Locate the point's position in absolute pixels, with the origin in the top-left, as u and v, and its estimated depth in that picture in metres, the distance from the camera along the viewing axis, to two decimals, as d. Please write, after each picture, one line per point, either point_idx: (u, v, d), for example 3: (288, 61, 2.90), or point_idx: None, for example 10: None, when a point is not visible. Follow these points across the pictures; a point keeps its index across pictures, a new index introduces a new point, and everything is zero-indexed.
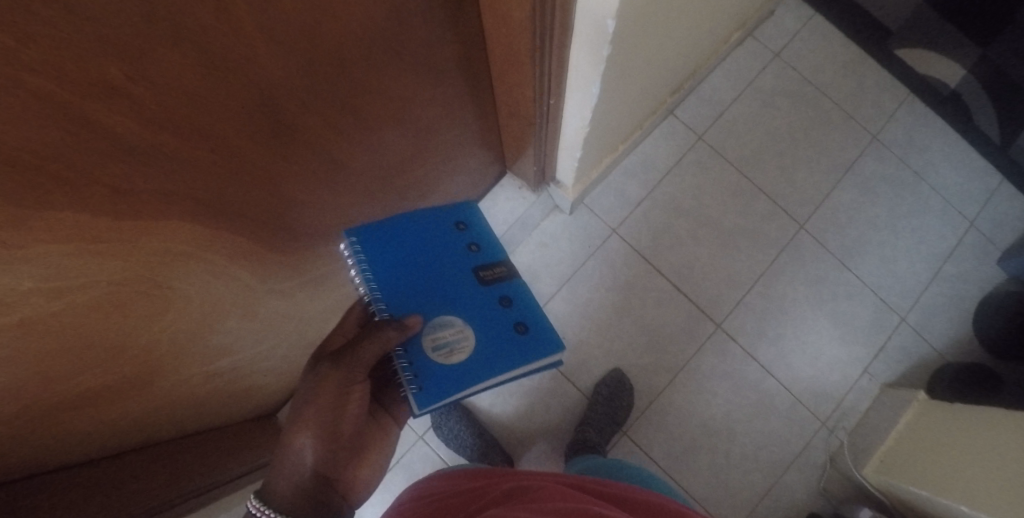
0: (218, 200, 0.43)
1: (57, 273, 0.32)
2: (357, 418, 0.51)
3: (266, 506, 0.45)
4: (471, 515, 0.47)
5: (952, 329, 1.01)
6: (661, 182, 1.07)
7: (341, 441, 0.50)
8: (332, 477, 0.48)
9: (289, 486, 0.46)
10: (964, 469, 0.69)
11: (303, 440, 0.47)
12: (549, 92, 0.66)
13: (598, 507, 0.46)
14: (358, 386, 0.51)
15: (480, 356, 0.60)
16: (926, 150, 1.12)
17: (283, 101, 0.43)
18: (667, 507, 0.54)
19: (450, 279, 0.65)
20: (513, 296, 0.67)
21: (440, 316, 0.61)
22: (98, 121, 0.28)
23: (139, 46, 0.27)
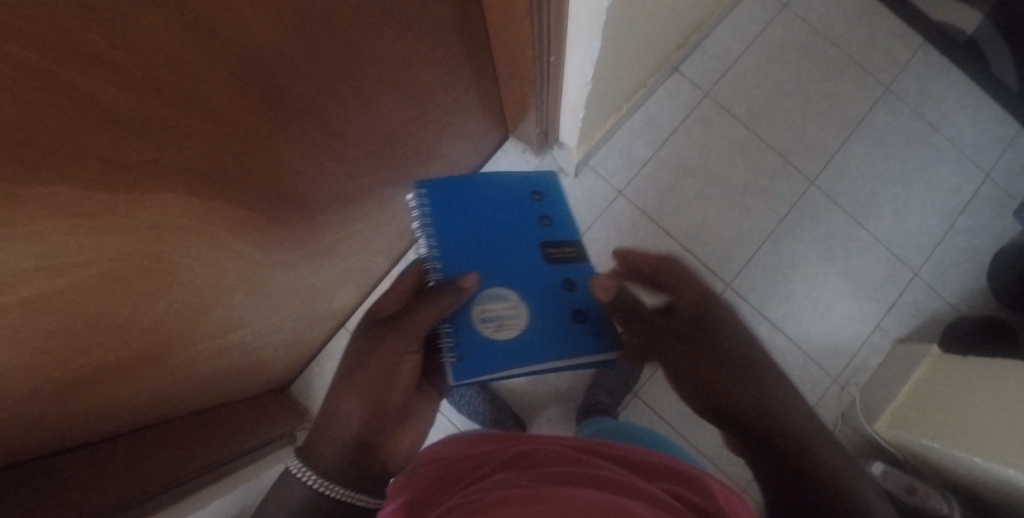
0: (214, 172, 0.42)
1: (54, 251, 0.31)
2: (406, 387, 0.56)
3: (310, 468, 0.52)
4: (481, 479, 0.47)
5: (966, 283, 0.99)
6: (667, 140, 1.04)
7: (386, 410, 0.54)
8: (375, 443, 0.54)
9: (334, 447, 0.53)
10: (970, 420, 0.69)
11: (351, 405, 0.53)
12: (549, 50, 0.63)
13: (609, 472, 0.46)
14: (409, 356, 0.55)
15: (528, 334, 0.61)
16: (942, 99, 1.08)
17: (273, 66, 0.41)
18: (677, 469, 0.54)
19: (511, 250, 0.66)
20: (577, 281, 0.66)
21: (493, 287, 0.62)
22: (83, 91, 0.27)
23: (117, 8, 0.26)
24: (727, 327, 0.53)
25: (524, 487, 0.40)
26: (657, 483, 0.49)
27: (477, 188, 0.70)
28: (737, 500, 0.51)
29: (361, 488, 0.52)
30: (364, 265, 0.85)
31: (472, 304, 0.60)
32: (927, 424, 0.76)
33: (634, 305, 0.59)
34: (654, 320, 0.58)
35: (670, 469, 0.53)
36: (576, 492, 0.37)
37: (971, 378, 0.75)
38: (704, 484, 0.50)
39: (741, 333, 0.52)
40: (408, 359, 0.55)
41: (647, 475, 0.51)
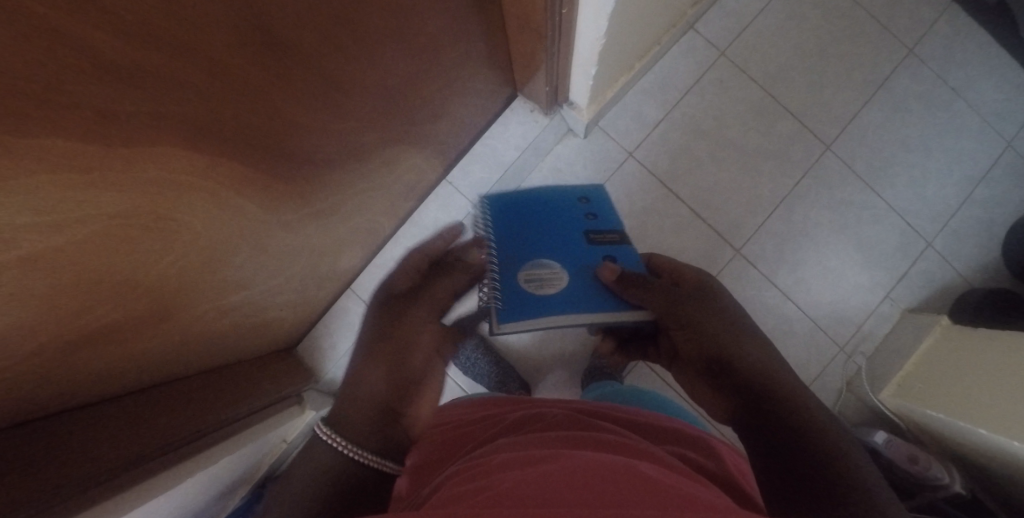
0: (217, 127, 0.40)
1: (51, 205, 0.30)
2: (428, 354, 0.52)
3: (336, 434, 0.44)
4: (488, 440, 0.48)
5: (980, 254, 0.98)
6: (680, 101, 1.00)
7: (412, 378, 0.49)
8: (403, 412, 0.47)
9: (360, 415, 0.46)
10: (981, 393, 0.69)
11: (376, 373, 0.48)
12: (563, 1, 0.59)
13: (614, 435, 0.47)
14: (426, 329, 0.53)
15: (569, 296, 0.59)
16: (968, 64, 1.03)
17: (275, 14, 0.39)
18: (684, 432, 0.54)
19: (553, 234, 0.66)
20: (622, 260, 0.63)
21: (537, 258, 0.62)
22: (66, 32, 0.25)
23: None
24: (727, 304, 0.54)
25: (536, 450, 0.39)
26: (667, 447, 0.49)
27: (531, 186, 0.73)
28: (741, 461, 0.53)
29: (392, 461, 0.44)
30: (370, 225, 0.83)
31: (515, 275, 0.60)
32: (933, 395, 0.77)
33: (644, 275, 0.57)
34: (665, 287, 0.55)
35: (676, 433, 0.53)
36: (586, 454, 0.37)
37: (983, 350, 0.74)
38: (710, 450, 0.51)
39: (741, 311, 0.54)
40: (426, 329, 0.53)
41: (655, 438, 0.52)
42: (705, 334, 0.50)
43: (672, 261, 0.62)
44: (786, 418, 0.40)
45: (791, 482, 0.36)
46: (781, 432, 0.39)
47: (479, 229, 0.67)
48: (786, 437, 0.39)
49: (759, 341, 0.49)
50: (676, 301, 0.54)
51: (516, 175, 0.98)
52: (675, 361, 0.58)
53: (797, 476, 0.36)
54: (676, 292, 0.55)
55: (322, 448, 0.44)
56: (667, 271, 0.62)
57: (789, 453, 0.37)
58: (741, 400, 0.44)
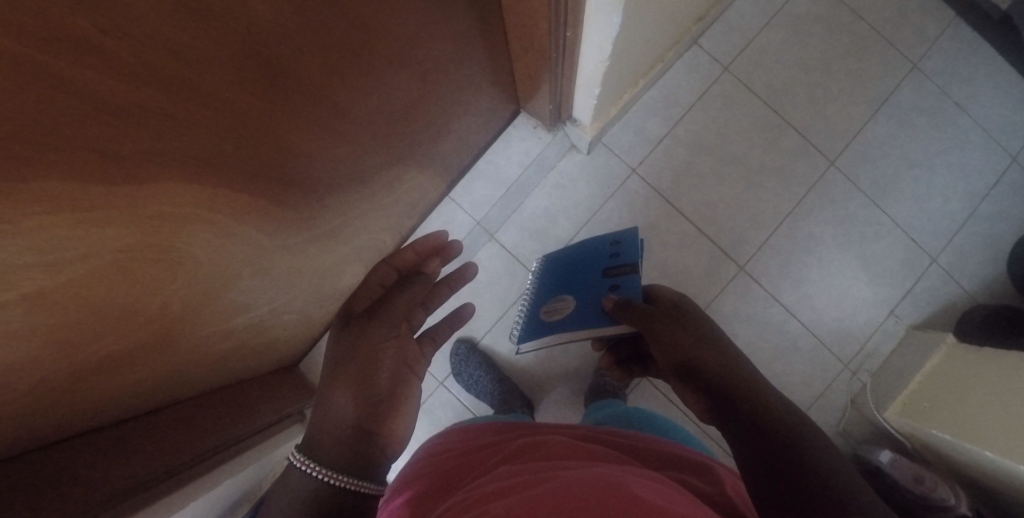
0: (217, 159, 0.40)
1: (52, 245, 0.30)
2: (394, 373, 0.55)
3: (310, 459, 0.45)
4: (491, 466, 0.47)
5: (984, 270, 0.97)
6: (684, 117, 1.00)
7: (379, 396, 0.52)
8: (376, 431, 0.50)
9: (333, 439, 0.47)
10: (988, 415, 0.69)
11: (342, 397, 0.50)
12: (566, 23, 0.59)
13: (612, 461, 0.46)
14: (392, 343, 0.56)
15: (566, 322, 0.68)
16: (972, 78, 1.03)
17: (276, 47, 0.38)
18: (688, 457, 0.53)
19: (578, 272, 0.74)
20: (626, 289, 0.64)
21: (560, 296, 0.74)
22: (66, 78, 0.25)
23: None
24: (700, 324, 0.55)
25: (533, 477, 0.39)
26: (664, 473, 0.49)
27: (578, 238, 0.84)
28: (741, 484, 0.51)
29: (367, 481, 0.46)
30: (373, 243, 0.83)
31: (545, 301, 0.77)
32: (939, 415, 0.77)
33: (628, 299, 0.60)
34: (643, 309, 0.57)
35: (677, 457, 0.53)
36: (580, 476, 0.37)
37: (989, 370, 0.74)
38: (712, 471, 0.50)
39: (714, 329, 0.54)
40: (392, 344, 0.56)
41: (655, 465, 0.51)
42: (681, 349, 0.51)
43: (666, 288, 0.64)
44: (775, 431, 0.39)
45: (788, 500, 0.34)
46: (772, 447, 0.38)
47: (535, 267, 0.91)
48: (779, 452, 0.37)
49: (732, 358, 0.49)
50: (649, 319, 0.55)
51: (519, 192, 0.98)
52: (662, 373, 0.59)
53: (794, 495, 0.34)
54: (651, 310, 0.56)
55: (296, 476, 0.45)
56: (654, 291, 0.64)
57: (784, 470, 0.36)
58: (728, 417, 0.43)
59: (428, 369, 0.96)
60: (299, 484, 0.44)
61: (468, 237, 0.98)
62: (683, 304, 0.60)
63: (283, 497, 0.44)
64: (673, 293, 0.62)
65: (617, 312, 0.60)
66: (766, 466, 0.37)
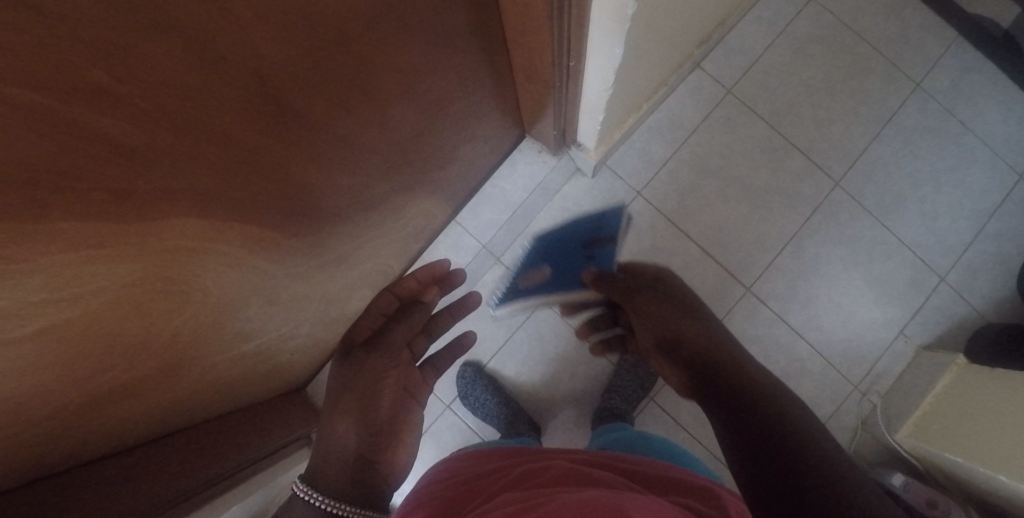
0: (227, 194, 0.41)
1: (66, 281, 0.31)
2: (394, 400, 0.55)
3: (312, 489, 0.45)
4: (498, 491, 0.46)
5: (996, 290, 0.97)
6: (688, 139, 1.01)
7: (380, 424, 0.52)
8: (377, 459, 0.50)
9: (336, 469, 0.46)
10: (1001, 437, 0.68)
11: (345, 424, 0.50)
12: (570, 54, 0.60)
13: (613, 486, 0.46)
14: (391, 372, 0.57)
15: (545, 286, 0.75)
16: (977, 97, 1.03)
17: (285, 86, 0.39)
18: (695, 482, 0.51)
19: (553, 243, 0.77)
20: (601, 260, 0.70)
21: (534, 263, 0.78)
22: (86, 125, 0.26)
23: (123, 43, 0.25)
24: (680, 301, 0.57)
25: (533, 504, 0.38)
26: (666, 497, 0.47)
27: None
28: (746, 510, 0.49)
29: (371, 509, 0.45)
30: (379, 268, 0.84)
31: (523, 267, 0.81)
32: (952, 437, 0.76)
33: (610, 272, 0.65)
34: (622, 280, 0.63)
35: (682, 481, 0.51)
36: (576, 498, 0.37)
37: (1001, 391, 0.73)
38: (717, 496, 0.48)
39: (691, 307, 0.57)
40: (392, 374, 0.57)
41: (657, 490, 0.49)
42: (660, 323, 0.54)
43: (641, 262, 0.66)
44: (766, 430, 0.37)
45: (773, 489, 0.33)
46: (761, 445, 0.36)
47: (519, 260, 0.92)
48: (763, 452, 0.36)
49: (714, 338, 0.51)
50: (628, 288, 0.62)
51: (525, 215, 0.99)
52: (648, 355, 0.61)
53: (782, 498, 0.32)
54: (633, 283, 0.62)
55: (299, 505, 0.44)
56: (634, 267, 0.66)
57: (774, 458, 0.35)
58: (712, 405, 0.43)
59: (435, 391, 0.96)
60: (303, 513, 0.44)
61: (475, 260, 0.98)
62: (664, 276, 0.63)
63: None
64: (651, 267, 0.65)
65: (596, 281, 0.67)
66: (751, 467, 0.36)
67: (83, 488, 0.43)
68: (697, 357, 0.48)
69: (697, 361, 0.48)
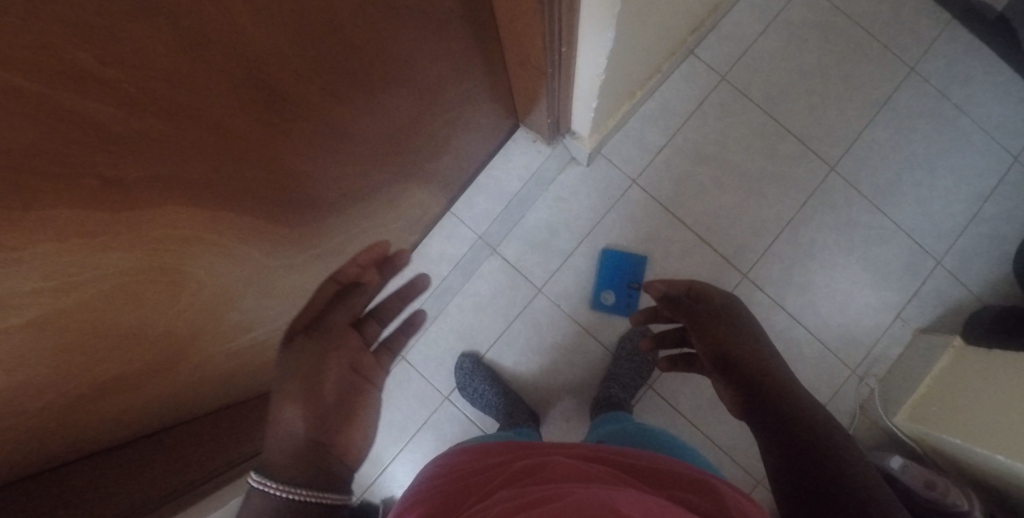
0: (217, 181, 0.40)
1: (56, 271, 0.31)
2: (341, 380, 0.51)
3: (267, 478, 0.41)
4: (493, 491, 0.45)
5: (991, 272, 0.97)
6: (683, 127, 1.01)
7: (328, 407, 0.48)
8: (331, 441, 0.47)
9: (288, 457, 0.43)
10: (997, 417, 0.68)
11: (291, 412, 0.46)
12: (561, 41, 0.59)
13: (610, 478, 0.46)
14: (333, 354, 0.52)
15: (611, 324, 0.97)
16: (971, 80, 1.03)
17: (274, 72, 0.39)
18: (686, 474, 0.50)
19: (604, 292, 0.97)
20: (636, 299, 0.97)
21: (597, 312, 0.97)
22: (70, 109, 0.25)
23: (106, 25, 0.24)
24: (742, 326, 0.57)
25: (530, 502, 0.38)
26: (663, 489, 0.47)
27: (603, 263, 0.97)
28: (746, 501, 0.48)
29: (330, 492, 0.43)
30: None
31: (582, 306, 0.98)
32: (947, 419, 0.76)
33: (676, 294, 0.67)
34: (691, 308, 0.63)
35: (675, 472, 0.50)
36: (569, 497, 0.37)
37: (999, 374, 0.73)
38: (713, 487, 0.48)
39: (743, 334, 0.56)
40: (335, 355, 0.52)
41: (654, 480, 0.49)
42: (713, 344, 0.55)
43: (709, 286, 0.66)
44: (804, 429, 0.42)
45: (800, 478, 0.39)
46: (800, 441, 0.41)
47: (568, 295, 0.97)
48: (818, 484, 0.37)
49: (767, 363, 0.51)
50: (688, 308, 0.63)
51: (520, 205, 0.99)
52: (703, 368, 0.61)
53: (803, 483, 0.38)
54: (697, 306, 0.62)
55: (254, 496, 0.40)
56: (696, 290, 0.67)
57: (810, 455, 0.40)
58: (764, 424, 0.45)
59: (433, 383, 0.96)
60: (259, 504, 0.40)
61: (471, 251, 0.98)
62: (732, 303, 0.62)
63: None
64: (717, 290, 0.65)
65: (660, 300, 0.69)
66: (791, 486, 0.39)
67: (90, 477, 0.44)
68: (749, 381, 0.48)
69: (749, 386, 0.48)
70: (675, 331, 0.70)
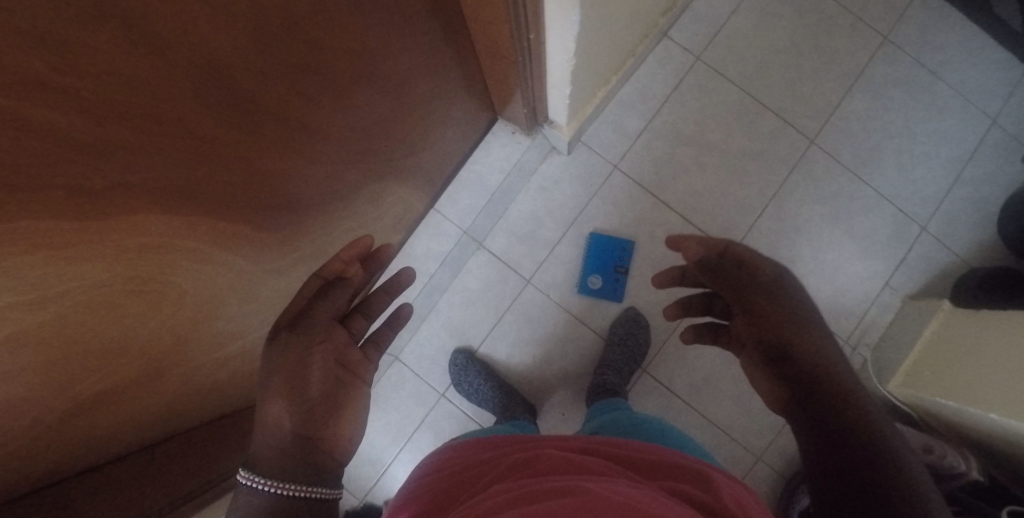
0: (187, 186, 0.40)
1: (32, 286, 0.30)
2: (326, 374, 0.51)
3: (254, 473, 0.43)
4: (485, 487, 0.44)
5: (976, 234, 0.97)
6: (661, 109, 1.01)
7: (313, 401, 0.48)
8: (317, 435, 0.47)
9: (276, 454, 0.44)
10: (990, 377, 0.69)
11: (276, 408, 0.46)
12: (528, 29, 0.60)
13: (601, 469, 0.43)
14: (319, 348, 0.51)
15: (596, 306, 0.98)
16: (944, 45, 1.03)
17: (236, 72, 0.38)
18: (684, 469, 0.46)
19: (591, 275, 0.97)
20: (621, 283, 0.97)
21: (583, 294, 0.97)
22: (35, 121, 0.25)
23: (58, 31, 0.24)
24: (796, 311, 0.50)
25: (522, 495, 0.37)
26: (657, 483, 0.44)
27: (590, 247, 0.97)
28: (741, 489, 0.47)
29: (318, 486, 0.44)
30: None
31: (569, 291, 0.98)
32: (940, 382, 0.77)
33: (720, 261, 0.58)
34: (739, 284, 0.54)
35: (674, 464, 0.47)
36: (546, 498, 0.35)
37: (990, 335, 0.73)
38: (711, 481, 0.44)
39: (802, 326, 0.48)
40: (320, 348, 0.51)
41: (650, 475, 0.46)
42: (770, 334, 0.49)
43: (756, 253, 0.56)
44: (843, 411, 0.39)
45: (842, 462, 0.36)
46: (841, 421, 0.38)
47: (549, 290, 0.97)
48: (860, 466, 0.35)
49: (832, 363, 0.44)
50: (737, 287, 0.54)
51: (503, 198, 0.99)
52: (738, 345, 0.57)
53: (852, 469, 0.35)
54: (746, 279, 0.54)
55: (244, 492, 0.42)
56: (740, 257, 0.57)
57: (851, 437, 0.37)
58: (804, 404, 0.42)
59: (429, 381, 0.96)
60: (250, 499, 0.42)
61: (457, 247, 0.98)
62: (785, 281, 0.53)
63: (236, 514, 0.42)
64: (768, 259, 0.55)
65: (697, 267, 0.60)
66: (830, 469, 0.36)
67: (85, 493, 0.44)
68: (811, 383, 0.43)
69: (810, 390, 0.42)
70: (705, 297, 0.64)
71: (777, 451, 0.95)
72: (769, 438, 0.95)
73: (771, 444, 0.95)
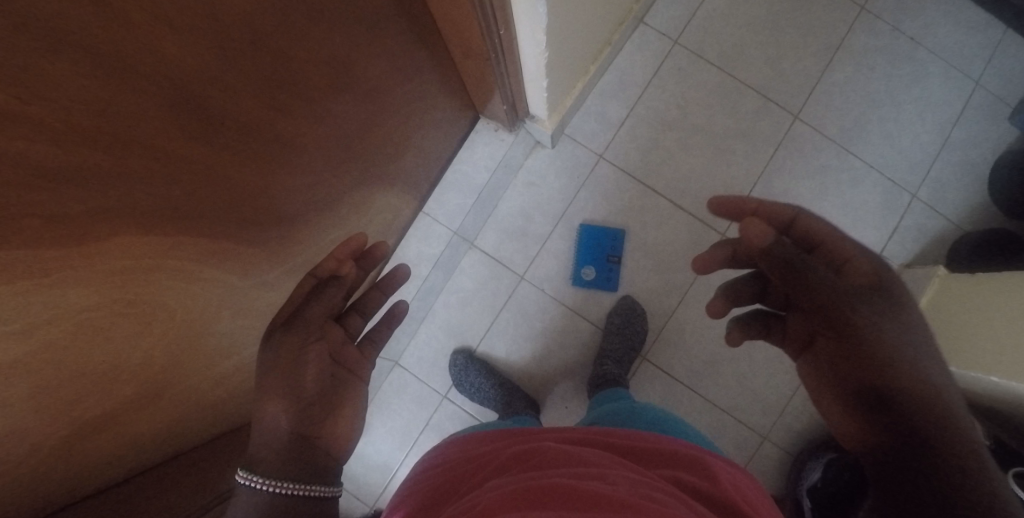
0: (166, 206, 0.39)
1: (22, 314, 0.30)
2: (323, 371, 0.51)
3: (254, 474, 0.42)
4: (482, 482, 0.44)
5: (967, 198, 0.97)
6: (642, 96, 1.01)
7: (309, 398, 0.48)
8: (314, 433, 0.47)
9: (274, 452, 0.44)
10: (988, 341, 0.68)
11: (273, 407, 0.46)
12: (497, 23, 0.60)
13: (600, 461, 0.42)
14: (314, 346, 0.50)
15: (592, 297, 0.98)
16: (923, 10, 1.03)
17: (206, 88, 0.38)
18: (681, 454, 0.46)
19: (585, 266, 0.97)
20: (614, 273, 0.97)
21: (579, 287, 0.97)
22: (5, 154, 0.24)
23: (21, 61, 0.23)
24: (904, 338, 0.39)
25: (523, 486, 0.36)
26: (657, 472, 0.43)
27: (582, 238, 0.97)
28: (737, 472, 0.47)
29: (317, 484, 0.44)
30: None
31: (563, 283, 0.97)
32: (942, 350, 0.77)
33: (799, 258, 0.42)
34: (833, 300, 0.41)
35: (673, 451, 0.47)
36: (550, 495, 0.34)
37: (988, 297, 0.73)
38: (709, 468, 0.44)
39: (910, 352, 0.38)
40: (316, 346, 0.51)
41: (647, 463, 0.45)
42: (872, 370, 0.38)
43: (844, 242, 0.45)
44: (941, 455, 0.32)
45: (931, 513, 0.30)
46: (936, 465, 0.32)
47: (543, 285, 0.97)
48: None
49: (951, 404, 0.35)
50: (832, 297, 0.41)
51: (491, 196, 0.99)
52: (810, 353, 0.46)
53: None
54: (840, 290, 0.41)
55: (242, 493, 0.42)
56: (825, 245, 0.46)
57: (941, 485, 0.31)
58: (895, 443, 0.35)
59: (429, 384, 0.97)
60: (249, 499, 0.41)
61: (448, 248, 0.98)
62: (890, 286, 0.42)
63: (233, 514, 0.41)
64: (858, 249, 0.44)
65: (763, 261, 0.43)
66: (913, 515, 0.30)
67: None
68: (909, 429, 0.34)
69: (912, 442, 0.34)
70: (756, 284, 0.50)
71: (783, 430, 0.95)
72: (774, 417, 0.95)
73: (777, 423, 0.95)
